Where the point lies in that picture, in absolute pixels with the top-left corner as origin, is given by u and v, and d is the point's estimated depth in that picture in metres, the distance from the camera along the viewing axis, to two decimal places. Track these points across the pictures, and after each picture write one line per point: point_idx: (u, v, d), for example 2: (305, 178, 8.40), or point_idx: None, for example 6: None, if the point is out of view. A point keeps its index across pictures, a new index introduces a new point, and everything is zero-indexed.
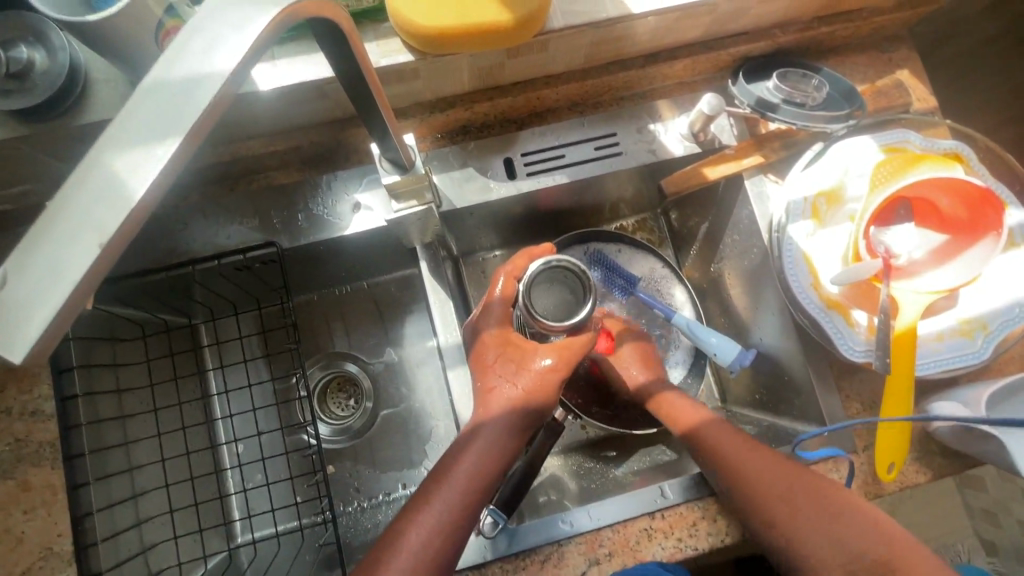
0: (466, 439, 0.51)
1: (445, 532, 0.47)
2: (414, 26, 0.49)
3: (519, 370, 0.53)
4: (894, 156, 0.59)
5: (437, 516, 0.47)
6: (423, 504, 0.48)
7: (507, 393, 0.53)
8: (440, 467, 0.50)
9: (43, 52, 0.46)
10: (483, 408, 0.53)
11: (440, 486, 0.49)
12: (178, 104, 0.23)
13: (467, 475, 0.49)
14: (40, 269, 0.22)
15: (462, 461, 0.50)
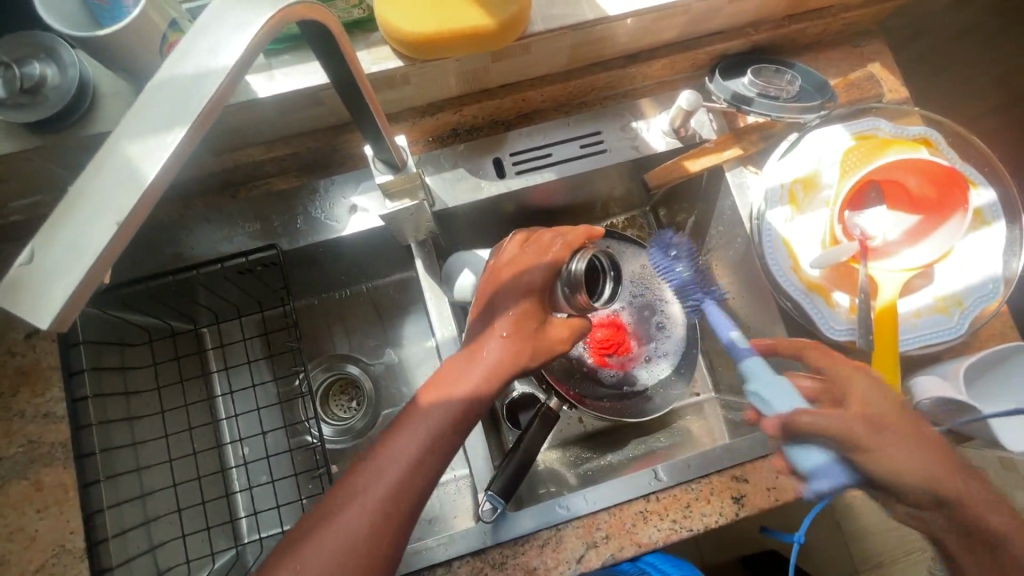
0: (448, 385, 0.49)
1: (417, 474, 0.45)
2: (402, 33, 0.52)
3: (528, 337, 0.52)
4: (862, 143, 0.61)
5: (410, 456, 0.45)
6: (395, 441, 0.46)
7: (513, 346, 0.51)
8: (417, 406, 0.48)
9: (55, 68, 0.49)
10: (471, 357, 0.51)
11: (417, 426, 0.47)
12: (184, 99, 0.26)
13: (445, 419, 0.47)
14: (63, 247, 0.24)
15: (444, 406, 0.48)
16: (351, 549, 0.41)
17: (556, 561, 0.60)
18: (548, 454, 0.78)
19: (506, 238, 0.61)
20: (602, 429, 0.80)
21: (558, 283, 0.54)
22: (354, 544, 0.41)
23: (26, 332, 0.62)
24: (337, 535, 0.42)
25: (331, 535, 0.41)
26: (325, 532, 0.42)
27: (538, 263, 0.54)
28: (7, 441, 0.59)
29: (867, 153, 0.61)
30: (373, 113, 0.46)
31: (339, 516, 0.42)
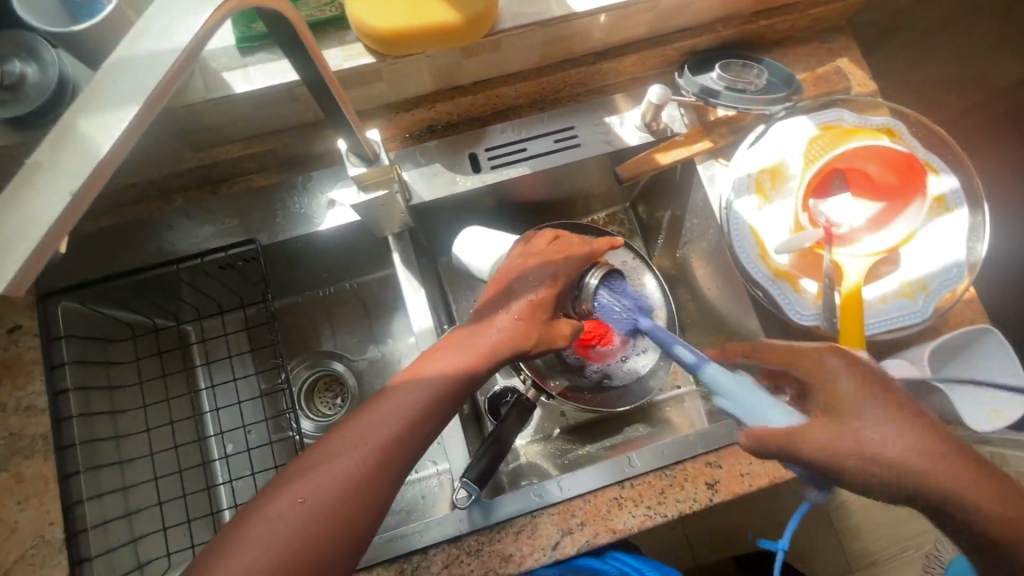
0: (451, 354, 0.51)
1: (411, 433, 0.46)
2: (372, 28, 0.54)
3: (535, 325, 0.54)
4: (826, 132, 0.63)
5: (407, 413, 0.47)
6: (395, 397, 0.48)
7: (523, 326, 0.54)
8: (418, 370, 0.50)
9: (36, 67, 0.50)
10: (476, 332, 0.53)
11: (418, 386, 0.48)
12: (137, 77, 0.27)
13: (444, 383, 0.49)
14: (17, 216, 0.25)
15: (445, 372, 0.50)
16: (344, 492, 0.42)
17: (531, 548, 0.61)
18: (529, 446, 0.79)
19: (527, 233, 0.64)
20: (584, 422, 0.81)
21: (573, 287, 0.63)
22: (347, 487, 0.43)
23: (8, 327, 0.63)
24: (333, 477, 0.43)
25: (326, 476, 0.43)
26: (320, 472, 0.43)
27: (563, 264, 0.58)
28: None
29: (830, 141, 0.62)
30: (349, 119, 0.48)
31: (337, 459, 0.44)
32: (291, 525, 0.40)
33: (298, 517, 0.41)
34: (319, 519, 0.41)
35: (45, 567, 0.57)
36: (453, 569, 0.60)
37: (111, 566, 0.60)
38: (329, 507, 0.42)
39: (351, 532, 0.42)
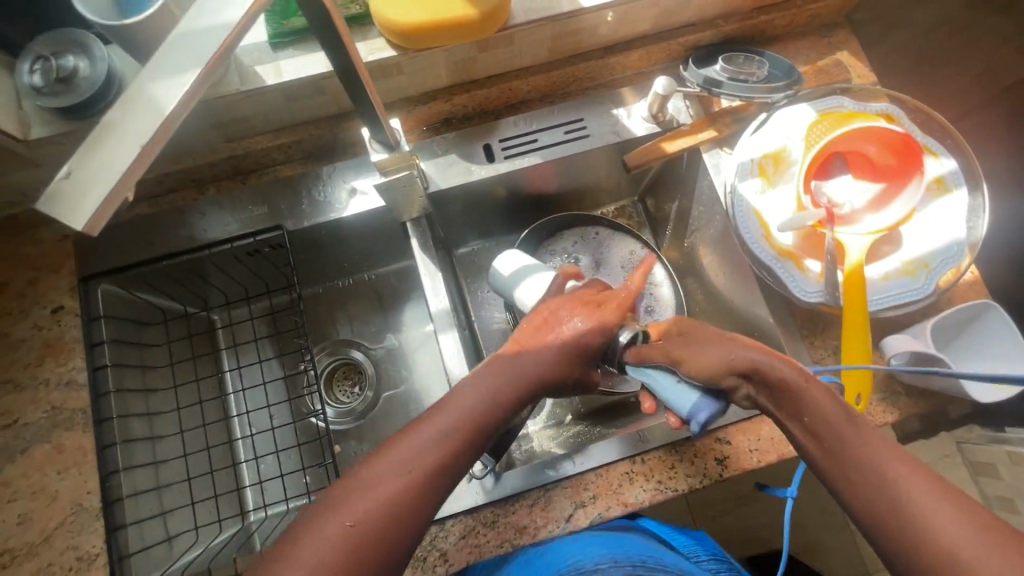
0: (489, 380, 0.51)
1: (450, 455, 0.47)
2: (394, 23, 0.58)
3: (572, 364, 0.53)
4: (826, 117, 0.66)
5: (448, 439, 0.48)
6: (434, 421, 0.48)
7: (563, 361, 0.53)
8: (457, 394, 0.50)
9: (87, 62, 0.55)
10: (514, 359, 0.52)
11: (458, 410, 0.49)
12: (198, 46, 0.31)
13: (483, 410, 0.50)
14: (94, 165, 0.29)
15: (482, 400, 0.50)
16: (388, 514, 0.44)
17: (545, 520, 0.62)
18: (542, 431, 0.80)
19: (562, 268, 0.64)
20: (597, 408, 0.81)
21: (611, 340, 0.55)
22: (391, 510, 0.44)
23: (52, 308, 0.67)
24: (377, 501, 0.44)
25: (371, 500, 0.44)
26: (366, 494, 0.44)
27: (610, 309, 0.56)
28: (32, 407, 0.64)
29: (830, 125, 0.65)
30: (375, 106, 0.51)
31: (381, 484, 0.45)
32: (341, 544, 0.42)
33: (347, 537, 0.42)
34: (369, 540, 0.43)
35: (84, 533, 0.60)
36: (469, 540, 0.62)
37: (142, 538, 0.62)
38: (375, 529, 0.43)
39: (396, 550, 0.44)
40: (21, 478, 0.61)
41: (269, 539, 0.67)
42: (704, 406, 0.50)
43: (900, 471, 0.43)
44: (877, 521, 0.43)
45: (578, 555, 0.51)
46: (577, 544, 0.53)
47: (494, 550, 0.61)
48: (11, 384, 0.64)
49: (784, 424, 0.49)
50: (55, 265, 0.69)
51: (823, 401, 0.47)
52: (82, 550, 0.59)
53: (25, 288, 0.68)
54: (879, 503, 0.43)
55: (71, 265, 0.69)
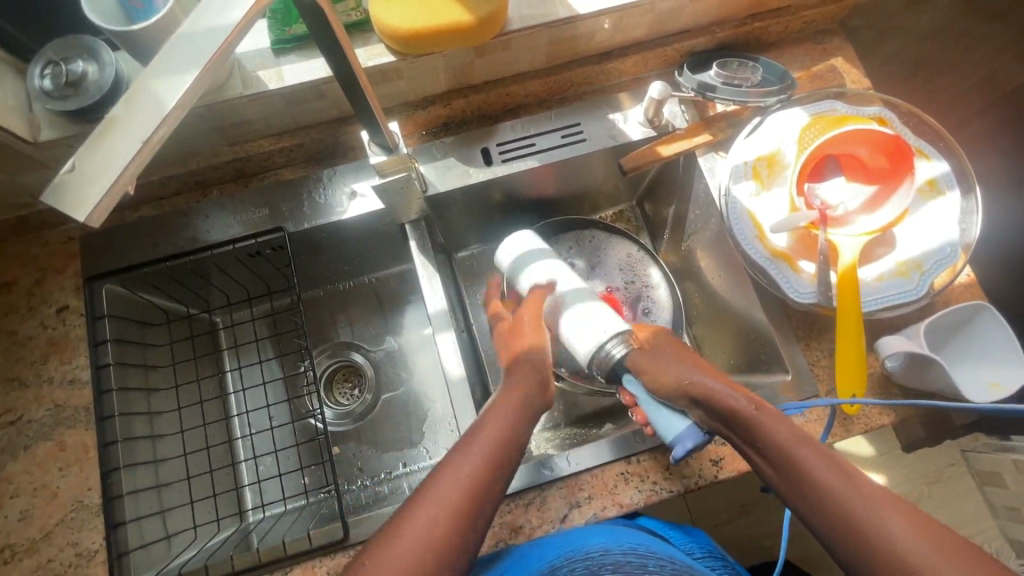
0: (489, 425, 0.52)
1: (472, 501, 0.44)
2: (393, 30, 0.60)
3: (518, 363, 0.61)
4: (818, 120, 0.68)
5: (468, 487, 0.45)
6: (446, 474, 0.46)
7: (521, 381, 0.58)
8: (464, 445, 0.49)
9: (96, 67, 0.57)
10: (501, 401, 0.55)
11: (468, 458, 0.47)
12: (199, 47, 0.32)
13: (493, 455, 0.48)
14: (98, 158, 0.30)
15: (490, 444, 0.49)
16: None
17: (540, 520, 0.62)
18: (540, 433, 0.80)
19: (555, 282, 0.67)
20: (594, 410, 0.81)
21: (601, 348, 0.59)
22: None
23: (57, 307, 0.68)
24: (412, 541, 0.41)
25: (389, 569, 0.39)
26: (382, 566, 0.39)
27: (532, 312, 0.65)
28: (36, 404, 0.65)
29: (822, 129, 0.67)
30: (373, 110, 0.52)
31: (414, 522, 0.42)
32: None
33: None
34: None
35: (84, 530, 0.61)
36: None
37: (141, 534, 0.63)
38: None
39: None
40: (23, 475, 0.62)
41: (268, 539, 0.67)
42: (690, 434, 0.52)
43: (845, 478, 0.42)
44: (849, 549, 0.40)
45: (568, 549, 0.51)
46: (568, 539, 0.54)
47: (489, 550, 0.61)
48: (16, 381, 0.65)
49: (750, 455, 0.49)
50: (62, 265, 0.70)
51: (778, 427, 0.48)
52: (82, 547, 0.60)
53: (31, 287, 0.69)
54: (840, 525, 0.40)
55: (77, 266, 0.70)
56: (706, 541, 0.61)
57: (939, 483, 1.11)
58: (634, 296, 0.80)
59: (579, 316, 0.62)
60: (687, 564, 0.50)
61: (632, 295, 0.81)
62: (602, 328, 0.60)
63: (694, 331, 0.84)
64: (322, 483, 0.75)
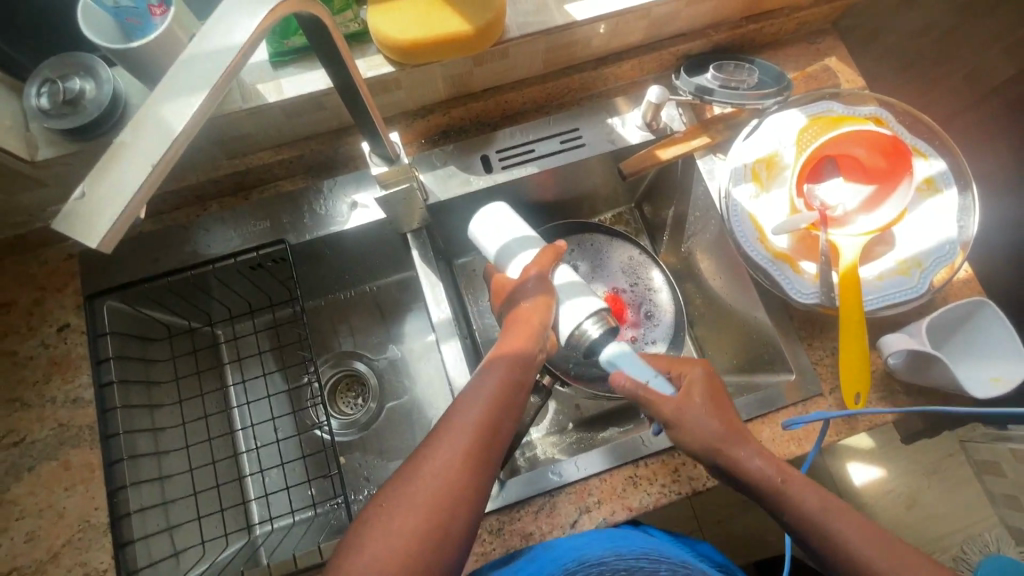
0: (485, 393, 0.53)
1: (470, 468, 0.49)
2: (391, 40, 0.59)
3: (523, 343, 0.58)
4: (816, 122, 0.68)
5: (466, 456, 0.49)
6: (442, 443, 0.50)
7: (509, 359, 0.56)
8: (457, 414, 0.52)
9: (94, 84, 0.57)
10: (495, 363, 0.56)
11: (463, 427, 0.51)
12: (204, 71, 0.32)
13: (486, 424, 0.52)
14: (108, 182, 0.30)
15: (483, 413, 0.52)
16: (420, 541, 0.45)
17: (550, 526, 0.63)
18: (545, 438, 0.80)
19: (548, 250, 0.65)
20: (598, 414, 0.81)
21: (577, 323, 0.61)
22: (428, 533, 0.45)
23: (58, 326, 0.68)
24: (395, 533, 0.45)
25: (402, 524, 0.45)
26: (393, 526, 0.45)
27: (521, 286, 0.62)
28: (39, 425, 0.64)
29: (820, 130, 0.68)
30: (375, 121, 0.52)
31: (396, 514, 0.46)
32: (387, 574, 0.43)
33: (390, 568, 0.43)
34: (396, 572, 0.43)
35: (91, 550, 0.60)
36: (475, 548, 0.62)
37: (150, 552, 0.62)
38: (418, 556, 0.44)
39: (445, 567, 0.45)
40: (28, 496, 0.62)
41: (276, 552, 0.67)
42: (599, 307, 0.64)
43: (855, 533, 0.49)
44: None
45: (584, 552, 0.56)
46: (581, 540, 0.58)
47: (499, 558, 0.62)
48: (19, 402, 0.65)
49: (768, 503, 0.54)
50: (61, 284, 0.69)
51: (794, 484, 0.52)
52: (90, 567, 0.60)
53: (32, 306, 0.68)
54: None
55: (77, 284, 0.69)
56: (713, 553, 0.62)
57: (940, 473, 1.11)
58: (637, 301, 0.81)
59: (563, 293, 0.63)
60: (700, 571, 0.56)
61: (634, 300, 0.81)
62: (579, 305, 0.61)
63: (695, 331, 0.84)
64: (329, 495, 0.75)
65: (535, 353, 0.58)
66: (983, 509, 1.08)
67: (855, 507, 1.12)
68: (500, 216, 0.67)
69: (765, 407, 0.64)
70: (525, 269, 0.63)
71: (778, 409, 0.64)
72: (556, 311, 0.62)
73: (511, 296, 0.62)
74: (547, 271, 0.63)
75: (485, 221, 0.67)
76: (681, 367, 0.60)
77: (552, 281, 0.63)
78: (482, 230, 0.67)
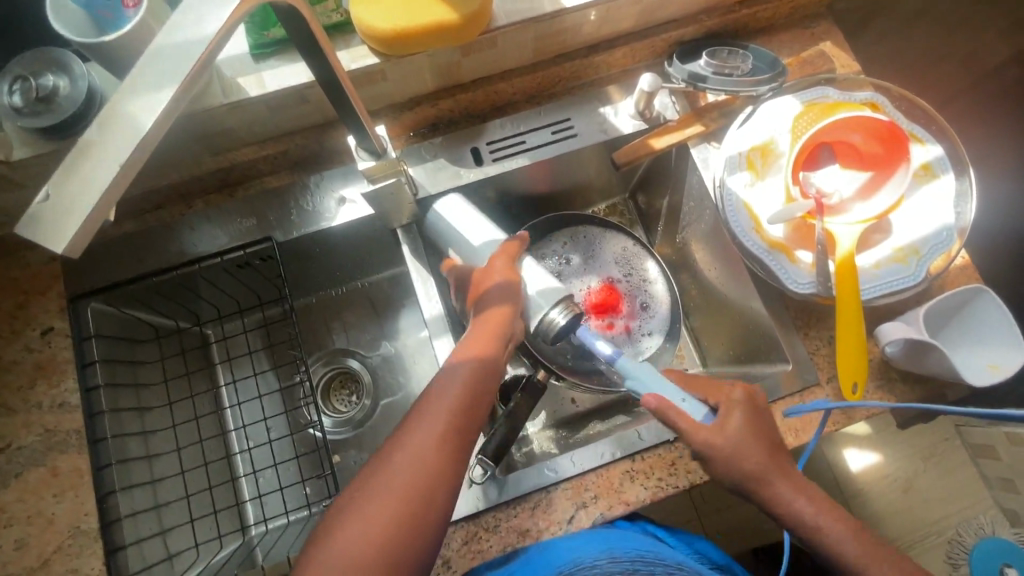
0: (453, 390, 0.53)
1: (441, 462, 0.49)
2: (376, 30, 0.58)
3: (492, 338, 0.56)
4: (812, 108, 0.67)
5: (434, 455, 0.49)
6: (410, 439, 0.50)
7: (476, 354, 0.55)
8: (424, 411, 0.52)
9: (67, 80, 0.55)
10: (461, 360, 0.55)
11: (431, 426, 0.50)
12: (173, 64, 0.30)
13: (455, 420, 0.51)
14: (75, 185, 0.29)
15: (451, 411, 0.52)
16: (390, 536, 0.45)
17: (547, 522, 0.62)
18: (542, 432, 0.80)
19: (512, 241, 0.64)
20: (595, 407, 0.81)
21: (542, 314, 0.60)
22: (395, 533, 0.45)
23: (42, 330, 0.66)
24: (364, 529, 0.45)
25: (369, 524, 0.45)
26: (363, 521, 0.45)
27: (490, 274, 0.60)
28: (25, 431, 0.63)
29: (816, 116, 0.67)
30: (359, 115, 0.51)
31: (364, 510, 0.46)
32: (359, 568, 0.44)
33: (362, 561, 0.44)
34: (369, 565, 0.44)
35: (83, 557, 0.59)
36: (472, 546, 0.61)
37: (144, 557, 0.61)
38: (385, 557, 0.45)
39: (417, 559, 0.46)
40: (16, 503, 0.61)
41: (271, 552, 0.67)
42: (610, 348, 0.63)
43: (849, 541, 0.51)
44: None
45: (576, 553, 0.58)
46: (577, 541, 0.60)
47: (497, 555, 0.61)
48: (4, 408, 0.63)
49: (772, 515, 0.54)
50: (43, 287, 0.68)
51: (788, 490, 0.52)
52: (82, 573, 0.59)
53: (14, 310, 0.67)
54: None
55: (60, 286, 0.68)
56: (707, 549, 0.64)
57: (935, 458, 1.11)
58: (631, 292, 0.80)
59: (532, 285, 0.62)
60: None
61: (628, 291, 0.80)
62: (546, 295, 0.61)
63: (691, 322, 0.84)
64: (324, 494, 0.74)
65: (504, 345, 0.57)
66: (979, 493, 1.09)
67: (852, 493, 1.12)
68: (459, 207, 0.67)
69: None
70: (492, 262, 0.61)
71: (776, 400, 0.64)
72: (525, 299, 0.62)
73: (477, 289, 0.61)
74: (512, 265, 0.61)
75: (451, 208, 0.66)
76: (716, 389, 0.58)
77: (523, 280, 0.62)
78: (444, 217, 0.66)
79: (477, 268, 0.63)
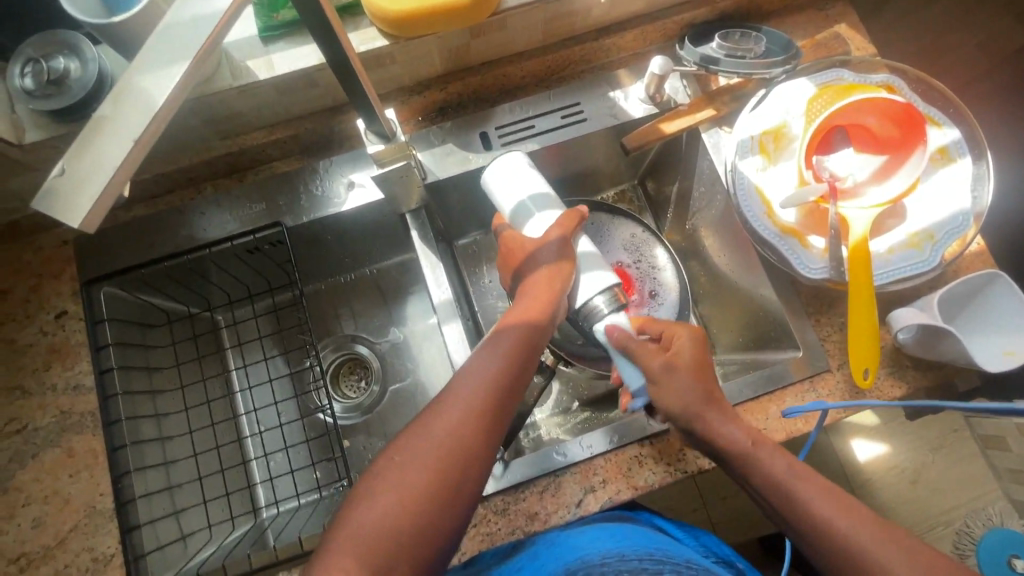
0: (489, 363, 0.53)
1: (473, 434, 0.49)
2: (385, 12, 0.57)
3: (544, 309, 0.57)
4: (825, 91, 0.66)
5: (463, 426, 0.49)
6: (446, 409, 0.50)
7: (519, 330, 0.56)
8: (458, 383, 0.52)
9: (78, 63, 0.54)
10: (502, 334, 0.56)
11: (462, 397, 0.51)
12: (183, 39, 0.30)
13: (493, 392, 0.52)
14: (89, 159, 0.29)
15: (485, 385, 0.52)
16: (423, 507, 0.46)
17: (556, 506, 0.62)
18: (549, 418, 0.79)
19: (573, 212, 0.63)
20: (604, 394, 0.80)
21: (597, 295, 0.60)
22: (420, 499, 0.46)
23: (56, 313, 0.67)
24: (396, 494, 0.46)
25: (400, 491, 0.46)
26: (396, 488, 0.46)
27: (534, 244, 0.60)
28: (41, 412, 0.64)
29: (830, 100, 0.66)
30: (368, 96, 0.50)
31: (397, 478, 0.47)
32: (389, 535, 0.44)
33: (392, 528, 0.45)
34: (399, 532, 0.45)
35: (98, 536, 0.60)
36: (481, 528, 0.62)
37: (157, 537, 0.63)
38: (408, 523, 0.45)
39: (448, 529, 0.47)
40: (33, 483, 0.62)
41: (283, 534, 0.67)
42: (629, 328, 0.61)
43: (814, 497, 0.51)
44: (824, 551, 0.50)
45: (586, 551, 0.54)
46: (585, 537, 0.57)
47: (506, 537, 0.62)
48: (19, 390, 0.64)
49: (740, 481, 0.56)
50: (56, 270, 0.68)
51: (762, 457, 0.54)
52: (98, 552, 0.60)
53: (27, 293, 0.68)
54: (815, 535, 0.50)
55: (72, 269, 0.68)
56: (716, 544, 0.63)
57: (945, 448, 1.11)
58: (642, 277, 0.79)
59: (584, 262, 0.62)
60: (704, 569, 0.55)
61: (639, 276, 0.80)
62: (598, 278, 0.61)
63: (700, 309, 0.83)
64: (334, 478, 0.75)
65: (548, 316, 0.58)
66: (986, 483, 1.08)
67: (861, 483, 1.12)
68: (518, 167, 0.64)
69: (771, 384, 0.63)
70: (548, 232, 0.61)
71: (785, 386, 0.63)
72: (575, 280, 0.61)
73: (522, 262, 0.61)
74: (569, 233, 0.61)
75: (506, 168, 0.64)
76: (671, 326, 0.61)
77: (575, 250, 0.62)
78: (497, 176, 0.64)
79: (520, 241, 0.62)
